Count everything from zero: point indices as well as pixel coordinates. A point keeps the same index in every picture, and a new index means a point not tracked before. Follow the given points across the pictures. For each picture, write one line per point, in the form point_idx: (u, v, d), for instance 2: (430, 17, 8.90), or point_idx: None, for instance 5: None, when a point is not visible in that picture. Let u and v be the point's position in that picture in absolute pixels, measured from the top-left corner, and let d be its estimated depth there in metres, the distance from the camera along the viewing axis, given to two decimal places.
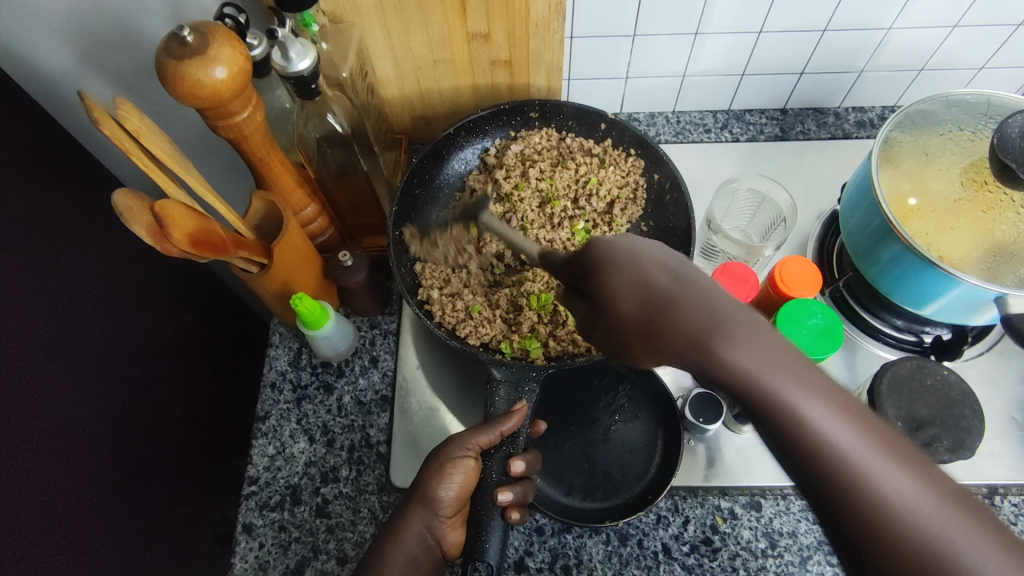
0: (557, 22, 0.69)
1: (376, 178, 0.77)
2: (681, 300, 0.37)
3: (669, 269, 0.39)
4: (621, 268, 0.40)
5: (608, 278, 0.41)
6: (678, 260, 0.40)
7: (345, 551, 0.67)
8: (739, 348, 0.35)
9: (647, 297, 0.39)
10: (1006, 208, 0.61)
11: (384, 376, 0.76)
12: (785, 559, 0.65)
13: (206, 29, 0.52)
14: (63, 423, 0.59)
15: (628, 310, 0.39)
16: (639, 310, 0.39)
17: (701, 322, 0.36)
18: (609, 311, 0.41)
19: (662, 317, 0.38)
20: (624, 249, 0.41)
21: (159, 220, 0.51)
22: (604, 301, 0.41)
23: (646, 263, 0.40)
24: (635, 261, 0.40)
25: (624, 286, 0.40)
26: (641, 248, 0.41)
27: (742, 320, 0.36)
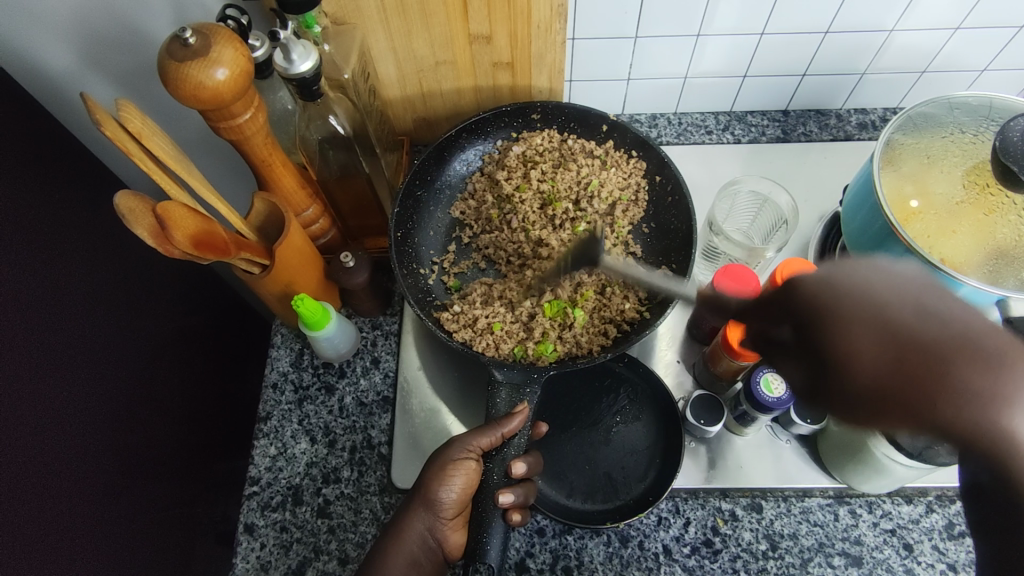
0: (559, 24, 0.69)
1: (378, 179, 0.77)
2: (953, 358, 0.33)
3: (917, 303, 0.34)
4: (858, 303, 0.35)
5: (844, 329, 0.35)
6: (928, 292, 0.35)
7: (347, 552, 0.67)
8: (1018, 413, 0.32)
9: (905, 354, 0.33)
10: (1009, 210, 0.61)
11: (385, 376, 0.76)
12: (786, 561, 0.65)
13: (207, 31, 0.52)
14: (64, 423, 0.59)
15: (872, 358, 0.34)
16: (891, 369, 0.34)
17: (975, 393, 0.32)
18: (850, 368, 0.35)
19: (928, 359, 0.33)
20: (858, 286, 0.36)
21: (161, 222, 0.51)
22: (843, 352, 0.35)
23: (894, 304, 0.35)
24: (878, 306, 0.35)
25: (865, 340, 0.35)
26: (879, 284, 0.35)
27: (1015, 353, 0.33)
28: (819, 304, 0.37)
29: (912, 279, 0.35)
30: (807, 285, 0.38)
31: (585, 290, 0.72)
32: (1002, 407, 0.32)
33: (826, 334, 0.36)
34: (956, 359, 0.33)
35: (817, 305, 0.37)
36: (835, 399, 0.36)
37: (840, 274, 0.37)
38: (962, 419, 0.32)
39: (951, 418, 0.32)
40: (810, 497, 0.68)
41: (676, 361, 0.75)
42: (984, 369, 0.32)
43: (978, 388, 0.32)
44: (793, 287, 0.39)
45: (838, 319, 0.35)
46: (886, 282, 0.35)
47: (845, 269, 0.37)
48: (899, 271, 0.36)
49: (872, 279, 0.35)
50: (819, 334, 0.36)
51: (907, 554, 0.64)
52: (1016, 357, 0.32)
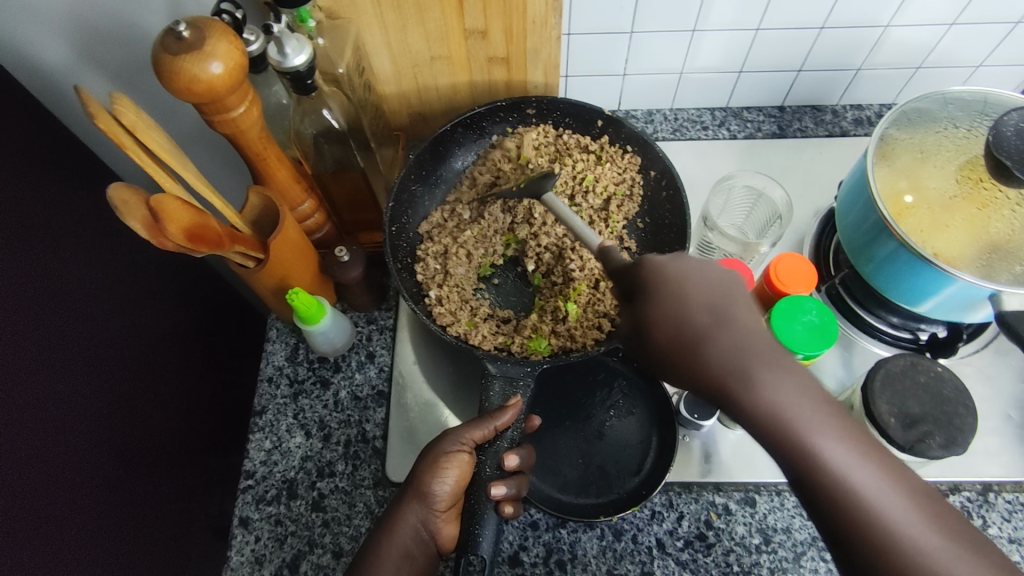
0: (554, 19, 0.69)
1: (373, 173, 0.77)
2: (709, 338, 0.44)
3: (710, 304, 0.46)
4: (658, 300, 0.47)
5: (655, 309, 0.47)
6: (719, 288, 0.46)
7: (341, 545, 0.67)
8: (770, 391, 0.42)
9: (680, 333, 0.46)
10: (1001, 206, 0.62)
11: (380, 371, 0.76)
12: (778, 555, 0.65)
13: (202, 24, 0.52)
14: (59, 416, 0.59)
15: (662, 336, 0.46)
16: (675, 342, 0.46)
17: (726, 367, 0.43)
18: (652, 335, 0.47)
19: (697, 347, 0.45)
20: (676, 281, 0.48)
21: (154, 215, 0.51)
22: (646, 320, 0.47)
23: (690, 293, 0.47)
24: (683, 295, 0.47)
25: (664, 319, 0.47)
26: (689, 278, 0.47)
27: (756, 343, 0.43)
28: (652, 285, 0.48)
29: (718, 278, 0.47)
30: (651, 267, 0.49)
31: (578, 283, 0.72)
32: (740, 385, 0.42)
33: (648, 308, 0.48)
34: (717, 338, 0.44)
35: (650, 285, 0.48)
36: (646, 353, 0.49)
37: (673, 266, 0.49)
38: (721, 383, 0.43)
39: (704, 381, 0.44)
40: None
41: None
42: (730, 348, 0.43)
43: (725, 362, 0.43)
44: (641, 265, 0.50)
45: (656, 302, 0.47)
46: (702, 281, 0.47)
47: (683, 262, 0.49)
48: (710, 270, 0.48)
49: (685, 281, 0.47)
50: (647, 307, 0.48)
51: None
52: (772, 353, 0.43)
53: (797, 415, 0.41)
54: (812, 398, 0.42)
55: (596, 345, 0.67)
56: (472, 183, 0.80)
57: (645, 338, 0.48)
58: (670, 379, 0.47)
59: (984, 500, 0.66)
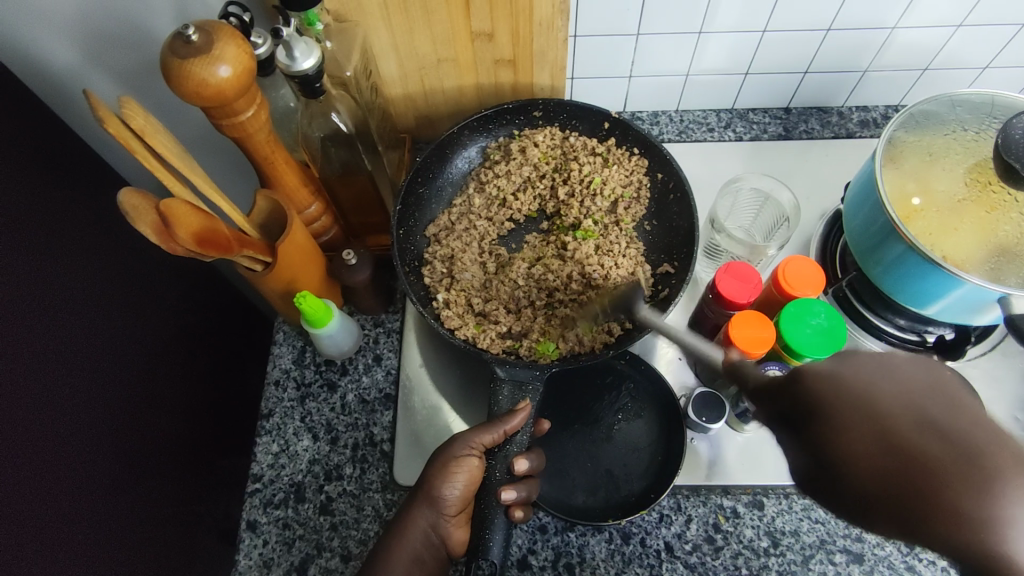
0: (561, 21, 0.69)
1: (380, 176, 0.77)
2: (960, 486, 0.29)
3: (933, 423, 0.30)
4: (851, 423, 0.32)
5: (841, 432, 0.33)
6: (940, 400, 0.31)
7: (349, 549, 0.67)
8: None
9: (899, 475, 0.31)
10: (1011, 208, 0.61)
11: (388, 374, 0.76)
12: (787, 558, 0.65)
13: (210, 28, 0.52)
14: (66, 420, 0.59)
15: (871, 480, 0.31)
16: (891, 482, 0.31)
17: (994, 535, 0.28)
18: (846, 471, 0.32)
19: (947, 509, 0.29)
20: (866, 392, 0.32)
21: (164, 219, 0.51)
22: (839, 454, 0.33)
23: (892, 408, 0.32)
24: (882, 411, 0.32)
25: (866, 445, 0.32)
26: (882, 392, 0.32)
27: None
28: (826, 397, 0.34)
29: (928, 385, 0.32)
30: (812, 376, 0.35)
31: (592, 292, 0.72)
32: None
33: (820, 428, 0.34)
34: (970, 488, 0.28)
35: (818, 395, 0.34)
36: (827, 493, 0.34)
37: (852, 368, 0.34)
38: (984, 560, 0.28)
39: (962, 556, 0.28)
40: (812, 494, 0.68)
41: (677, 357, 0.75)
42: (999, 506, 0.28)
43: (993, 531, 0.28)
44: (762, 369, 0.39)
45: (832, 420, 0.33)
46: (893, 386, 0.32)
47: (859, 361, 0.34)
48: (905, 372, 0.32)
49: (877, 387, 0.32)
50: (818, 428, 0.34)
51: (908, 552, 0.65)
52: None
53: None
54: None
55: (605, 350, 0.67)
56: (480, 187, 0.79)
57: (816, 471, 0.34)
58: (862, 528, 0.33)
59: None
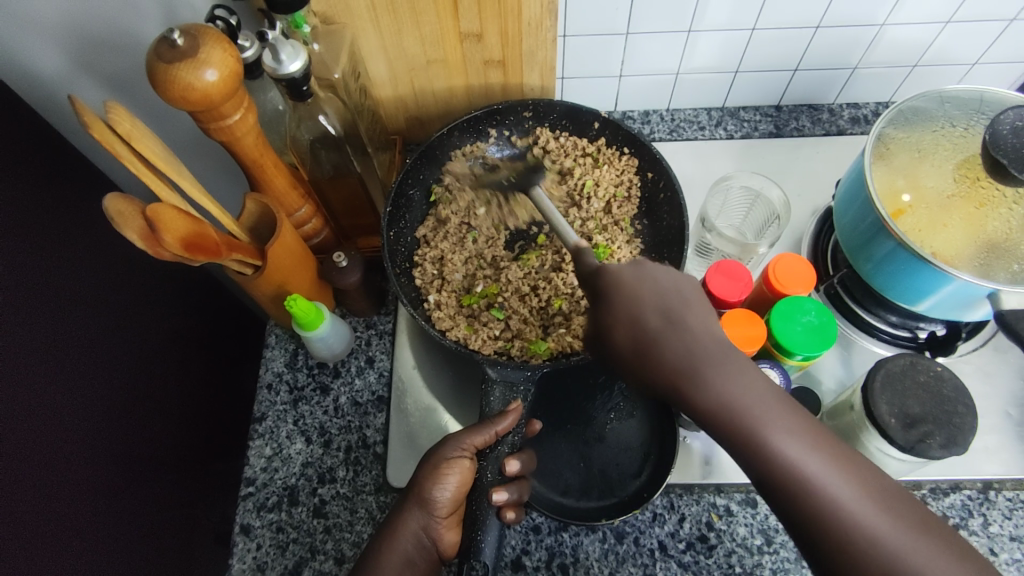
0: (549, 21, 0.69)
1: (370, 178, 0.77)
2: (663, 335, 0.46)
3: (664, 298, 0.47)
4: (613, 304, 0.49)
5: (613, 310, 0.49)
6: (671, 292, 0.48)
7: (343, 552, 0.67)
8: (723, 379, 0.43)
9: (638, 338, 0.47)
10: (999, 204, 0.62)
11: (380, 376, 0.76)
12: (781, 556, 0.65)
13: (196, 32, 0.52)
14: (57, 426, 0.58)
15: (619, 339, 0.48)
16: (635, 343, 0.47)
17: (676, 363, 0.44)
18: (613, 338, 0.48)
19: (647, 352, 0.46)
20: (626, 287, 0.49)
21: (151, 224, 0.51)
22: (604, 326, 0.49)
23: (643, 291, 0.48)
24: (634, 297, 0.48)
25: (623, 320, 0.48)
26: (643, 287, 0.48)
27: (715, 359, 0.44)
28: (610, 289, 0.50)
29: (670, 284, 0.48)
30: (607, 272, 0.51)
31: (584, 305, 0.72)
32: (687, 382, 0.43)
33: (604, 310, 0.49)
34: (670, 338, 0.45)
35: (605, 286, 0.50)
36: (614, 357, 0.49)
37: (627, 270, 0.50)
38: (679, 380, 0.44)
39: (666, 380, 0.45)
40: None
41: None
42: (681, 350, 0.44)
43: (675, 362, 0.44)
44: (601, 273, 0.51)
45: (607, 302, 0.49)
46: (651, 284, 0.49)
47: (642, 270, 0.50)
48: (666, 275, 0.49)
49: (635, 290, 0.48)
50: (598, 311, 0.50)
51: None
52: (719, 348, 0.44)
53: (744, 406, 0.42)
54: (765, 391, 0.42)
55: (596, 349, 0.67)
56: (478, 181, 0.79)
57: (600, 343, 0.50)
58: (631, 379, 0.48)
59: (985, 498, 0.66)
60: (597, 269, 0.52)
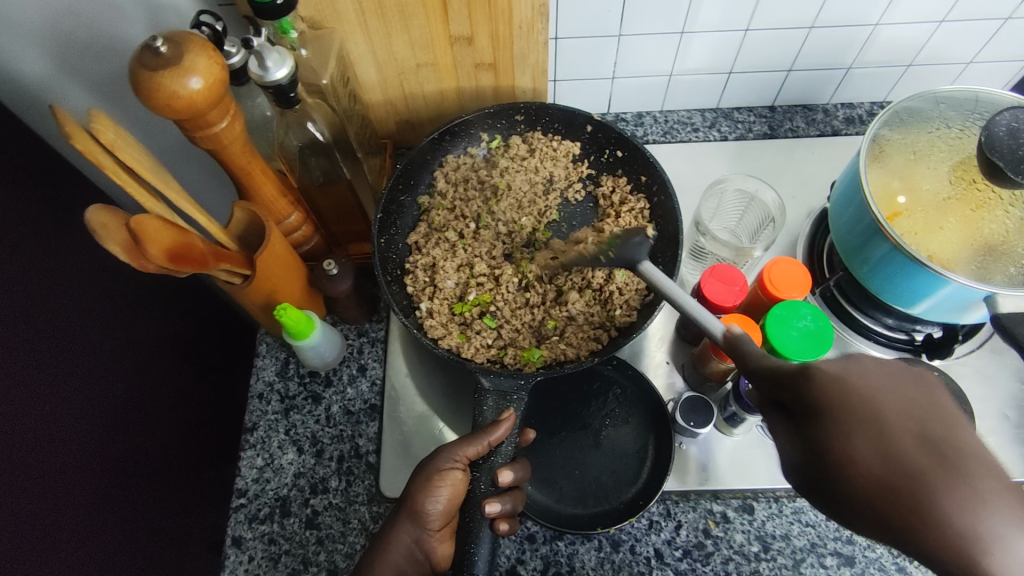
0: (541, 24, 0.68)
1: (361, 183, 0.76)
2: (958, 488, 0.28)
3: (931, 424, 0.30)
4: (853, 421, 0.32)
5: (849, 436, 0.31)
6: (933, 416, 0.30)
7: (336, 563, 0.66)
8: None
9: (903, 484, 0.29)
10: (995, 206, 0.61)
11: (372, 385, 0.75)
12: (778, 563, 0.64)
13: (181, 39, 0.51)
14: (46, 438, 0.58)
15: (866, 482, 0.31)
16: (885, 494, 0.30)
17: None
18: (849, 479, 0.31)
19: (943, 518, 0.28)
20: (872, 396, 0.32)
21: (134, 236, 0.50)
22: (841, 454, 0.31)
23: (881, 418, 0.31)
24: (877, 427, 0.31)
25: (871, 456, 0.31)
26: (880, 393, 0.32)
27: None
28: (821, 402, 0.33)
29: (939, 411, 0.30)
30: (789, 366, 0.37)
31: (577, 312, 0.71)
32: (1002, 570, 0.27)
33: (822, 439, 0.32)
34: (958, 500, 0.28)
35: (795, 394, 0.35)
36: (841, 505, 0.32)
37: (859, 378, 0.33)
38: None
39: (941, 564, 0.28)
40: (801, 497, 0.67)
41: (666, 362, 0.75)
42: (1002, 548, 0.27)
43: (997, 541, 0.27)
44: (810, 373, 0.34)
45: (836, 429, 0.32)
46: (893, 407, 0.31)
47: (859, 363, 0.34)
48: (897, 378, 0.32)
49: (870, 399, 0.32)
50: (828, 432, 0.32)
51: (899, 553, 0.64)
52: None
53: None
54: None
55: (591, 356, 0.67)
56: (466, 181, 0.78)
57: (811, 467, 0.33)
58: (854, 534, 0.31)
59: None
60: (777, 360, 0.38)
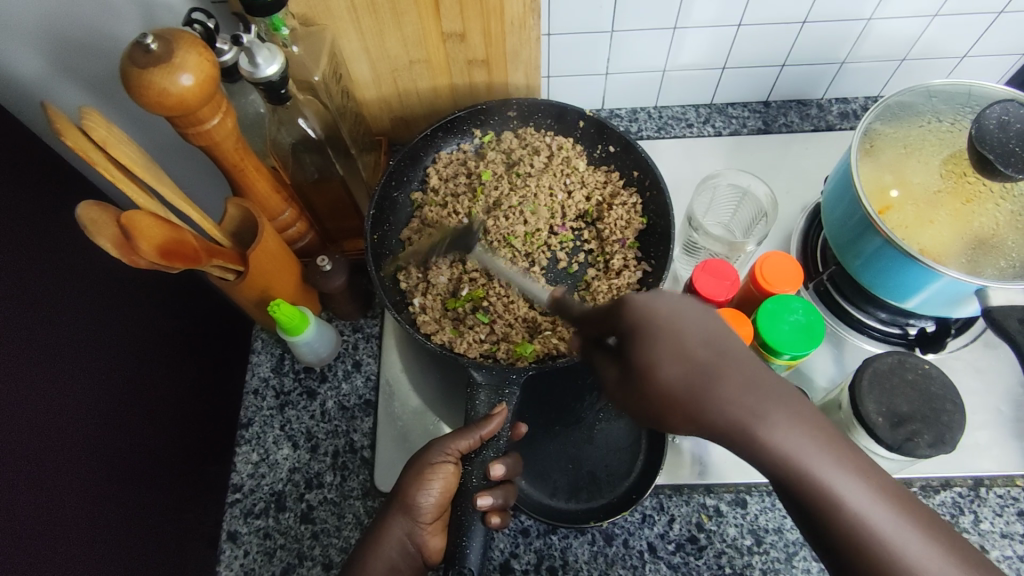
0: (532, 20, 0.68)
1: (355, 180, 0.76)
2: (725, 377, 0.38)
3: (704, 317, 0.40)
4: (654, 336, 0.40)
5: (650, 348, 0.40)
6: (714, 319, 0.40)
7: (331, 557, 0.66)
8: (781, 433, 0.38)
9: (690, 379, 0.38)
10: (986, 199, 0.61)
11: (367, 380, 0.75)
12: (771, 556, 0.65)
13: (171, 36, 0.51)
14: (44, 434, 0.58)
15: (662, 381, 0.39)
16: (689, 381, 0.38)
17: (738, 408, 0.38)
18: (651, 384, 0.39)
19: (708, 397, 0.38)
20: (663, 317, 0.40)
21: (126, 232, 0.50)
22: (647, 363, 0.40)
23: (689, 339, 0.39)
24: (682, 337, 0.39)
25: (669, 362, 0.39)
26: (681, 315, 0.40)
27: (779, 404, 0.38)
28: (649, 327, 0.40)
29: (711, 313, 0.41)
30: (631, 312, 0.41)
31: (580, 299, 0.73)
32: (759, 431, 0.37)
33: (641, 356, 0.40)
34: (726, 377, 0.38)
35: (642, 331, 0.40)
36: (637, 399, 0.41)
37: (666, 309, 0.41)
38: (749, 436, 0.38)
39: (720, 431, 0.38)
40: None
41: None
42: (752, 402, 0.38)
43: (743, 408, 0.38)
44: (623, 304, 0.42)
45: (652, 346, 0.40)
46: (692, 320, 0.40)
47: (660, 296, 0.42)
48: (699, 302, 0.41)
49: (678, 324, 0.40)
50: (634, 348, 0.40)
51: None
52: (787, 396, 0.39)
53: (808, 458, 0.38)
54: (829, 440, 0.38)
55: (581, 349, 0.67)
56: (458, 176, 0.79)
57: (626, 380, 0.41)
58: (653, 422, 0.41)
59: (976, 495, 0.66)
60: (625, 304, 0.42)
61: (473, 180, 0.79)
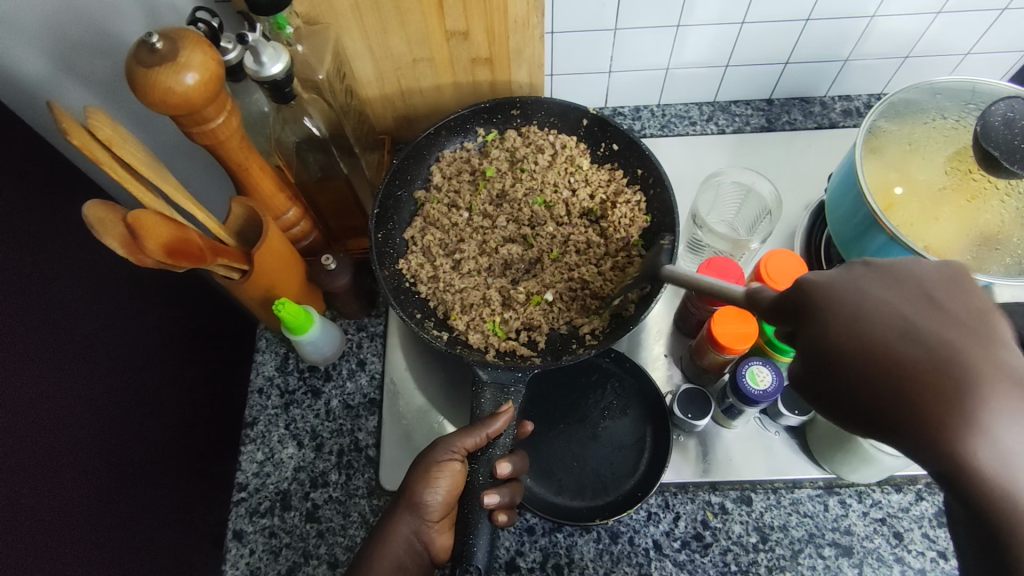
0: (536, 18, 0.68)
1: (358, 178, 0.76)
2: (935, 371, 0.32)
3: (922, 291, 0.34)
4: (837, 320, 0.35)
5: (832, 330, 0.34)
6: (918, 302, 0.34)
7: (336, 556, 0.66)
8: (1004, 449, 0.30)
9: (881, 360, 0.33)
10: (990, 196, 0.61)
11: (371, 378, 0.75)
12: (776, 553, 0.65)
13: (176, 35, 0.51)
14: (50, 431, 0.58)
15: (849, 365, 0.34)
16: (875, 376, 0.33)
17: (960, 409, 0.31)
18: (833, 364, 0.34)
19: (916, 396, 0.32)
20: (859, 302, 0.35)
21: (132, 231, 0.50)
22: (826, 347, 0.34)
23: (878, 314, 0.34)
24: (875, 311, 0.34)
25: (855, 346, 0.34)
26: (873, 303, 0.34)
27: (1007, 404, 0.30)
28: (827, 300, 0.35)
29: (920, 286, 0.35)
30: (816, 286, 0.36)
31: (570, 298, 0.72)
32: (976, 442, 0.30)
33: (818, 333, 0.35)
34: (950, 376, 0.31)
35: (822, 295, 0.36)
36: (818, 388, 0.35)
37: (846, 286, 0.36)
38: (953, 447, 0.31)
39: (921, 431, 0.31)
40: (800, 488, 0.68)
41: (664, 355, 0.75)
42: (959, 391, 0.31)
43: (963, 411, 0.31)
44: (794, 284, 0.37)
45: (829, 324, 0.35)
46: (885, 299, 0.35)
47: (860, 276, 0.36)
48: (910, 277, 0.35)
49: (874, 310, 0.34)
50: (815, 332, 0.35)
51: (897, 543, 0.64)
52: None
53: None
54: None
55: (588, 348, 0.68)
56: (461, 173, 0.79)
57: (808, 371, 0.36)
58: (833, 415, 0.36)
59: None
60: (804, 285, 0.37)
61: (476, 177, 0.79)
